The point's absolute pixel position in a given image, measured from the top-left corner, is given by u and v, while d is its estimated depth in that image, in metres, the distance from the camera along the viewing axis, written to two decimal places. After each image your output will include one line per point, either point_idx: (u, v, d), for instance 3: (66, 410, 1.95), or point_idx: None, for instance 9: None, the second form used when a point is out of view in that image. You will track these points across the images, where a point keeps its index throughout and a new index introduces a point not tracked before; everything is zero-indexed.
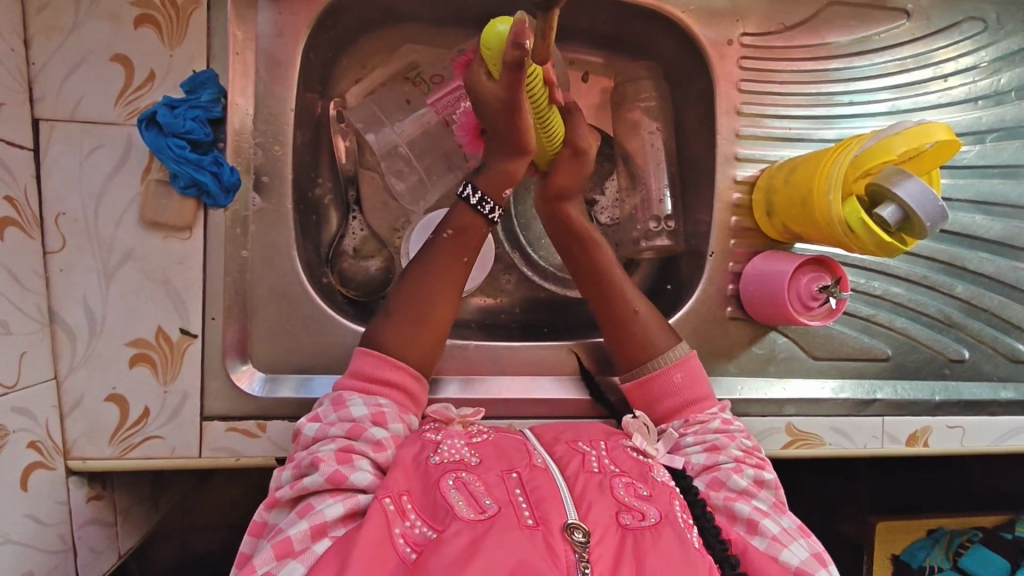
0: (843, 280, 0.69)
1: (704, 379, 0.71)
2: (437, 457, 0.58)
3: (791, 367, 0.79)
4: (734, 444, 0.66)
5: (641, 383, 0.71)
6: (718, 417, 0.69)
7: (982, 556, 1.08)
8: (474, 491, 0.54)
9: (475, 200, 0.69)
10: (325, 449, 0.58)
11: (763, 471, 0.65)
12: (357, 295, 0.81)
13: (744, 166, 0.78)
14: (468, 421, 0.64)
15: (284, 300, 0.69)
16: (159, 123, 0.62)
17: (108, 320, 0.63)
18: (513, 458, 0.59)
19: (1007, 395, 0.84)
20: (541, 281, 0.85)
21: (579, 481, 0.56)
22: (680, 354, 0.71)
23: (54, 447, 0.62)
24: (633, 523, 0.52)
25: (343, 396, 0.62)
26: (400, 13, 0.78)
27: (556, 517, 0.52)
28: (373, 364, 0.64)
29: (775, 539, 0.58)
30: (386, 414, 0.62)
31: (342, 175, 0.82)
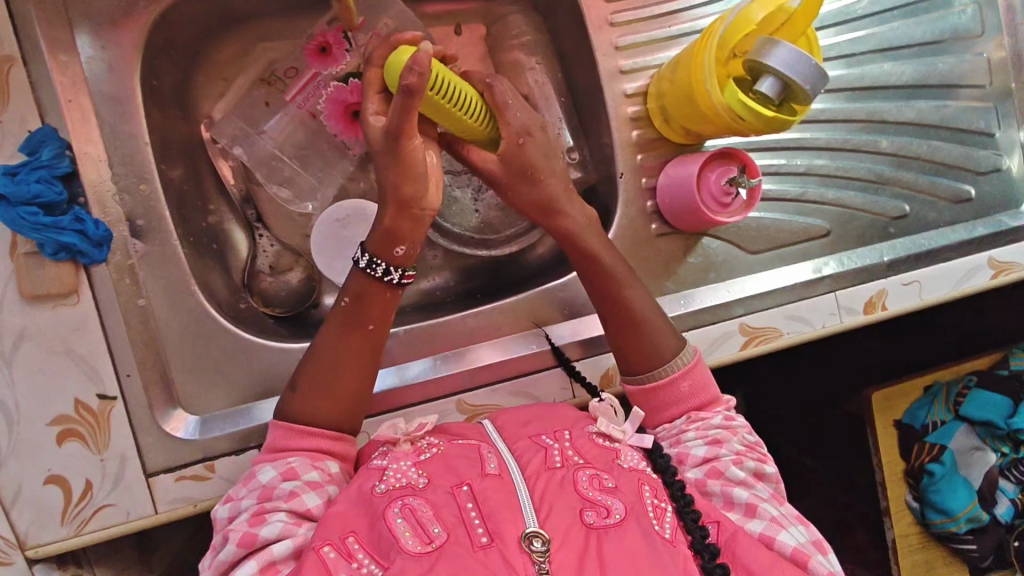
0: (751, 167, 0.66)
1: (711, 383, 0.68)
2: (382, 485, 0.56)
3: (731, 268, 0.77)
4: (736, 440, 0.64)
5: (648, 390, 0.68)
6: (721, 413, 0.66)
7: (981, 399, 1.07)
8: (421, 519, 0.52)
9: (364, 262, 0.65)
10: (237, 519, 0.56)
11: (765, 466, 0.62)
12: (283, 312, 0.79)
13: (632, 78, 0.74)
14: (415, 437, 0.64)
15: (199, 337, 0.67)
16: (5, 195, 0.59)
17: (22, 405, 0.61)
18: (462, 469, 0.57)
19: (959, 237, 0.81)
20: (461, 248, 0.82)
21: (540, 481, 0.55)
22: (687, 361, 0.67)
23: (7, 541, 0.61)
24: (597, 521, 0.52)
25: (253, 469, 0.60)
26: (239, 13, 0.74)
27: (510, 528, 0.51)
28: (286, 436, 0.61)
29: (774, 521, 0.56)
30: (296, 468, 0.59)
31: (236, 196, 0.79)
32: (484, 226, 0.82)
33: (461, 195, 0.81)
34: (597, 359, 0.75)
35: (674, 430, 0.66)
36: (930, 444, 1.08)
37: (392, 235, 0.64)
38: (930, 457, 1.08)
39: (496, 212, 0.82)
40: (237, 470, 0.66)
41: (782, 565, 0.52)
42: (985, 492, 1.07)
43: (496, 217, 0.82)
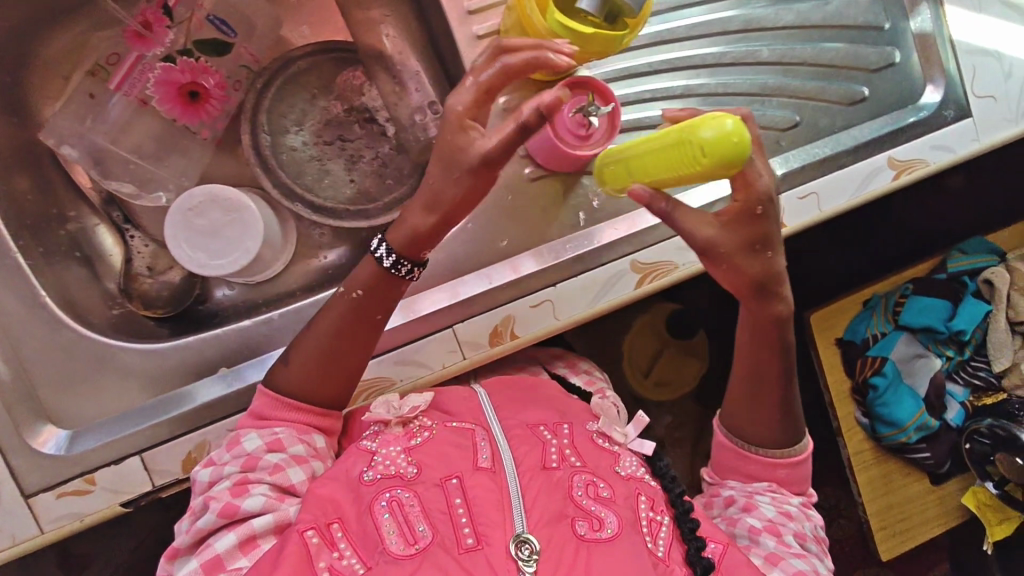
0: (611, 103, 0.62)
1: (804, 475, 0.73)
2: (370, 474, 0.60)
3: (616, 205, 0.73)
4: (807, 526, 0.69)
5: (747, 454, 0.72)
6: (800, 500, 0.72)
7: (920, 304, 1.05)
8: (409, 516, 0.57)
9: (389, 262, 0.62)
10: (219, 487, 0.59)
11: (822, 555, 0.68)
12: (168, 311, 0.77)
13: (481, 19, 0.70)
14: (406, 419, 0.66)
15: (60, 349, 0.66)
16: None
17: None
18: (454, 462, 0.61)
19: (856, 140, 0.76)
20: (331, 219, 0.77)
21: (533, 481, 0.60)
22: (795, 454, 0.71)
23: None
24: (588, 533, 0.56)
25: (238, 435, 0.62)
26: (58, 5, 0.70)
27: (499, 535, 0.55)
28: (275, 409, 0.64)
29: (812, 573, 0.63)
30: (282, 440, 0.62)
31: (99, 199, 0.77)
32: (360, 196, 0.79)
33: (333, 167, 0.78)
34: (488, 318, 0.71)
35: (750, 489, 0.71)
36: (872, 357, 1.06)
37: (426, 239, 0.61)
38: (873, 369, 1.05)
39: (373, 179, 0.79)
40: (121, 478, 0.65)
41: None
42: (933, 399, 1.06)
43: (372, 185, 0.79)
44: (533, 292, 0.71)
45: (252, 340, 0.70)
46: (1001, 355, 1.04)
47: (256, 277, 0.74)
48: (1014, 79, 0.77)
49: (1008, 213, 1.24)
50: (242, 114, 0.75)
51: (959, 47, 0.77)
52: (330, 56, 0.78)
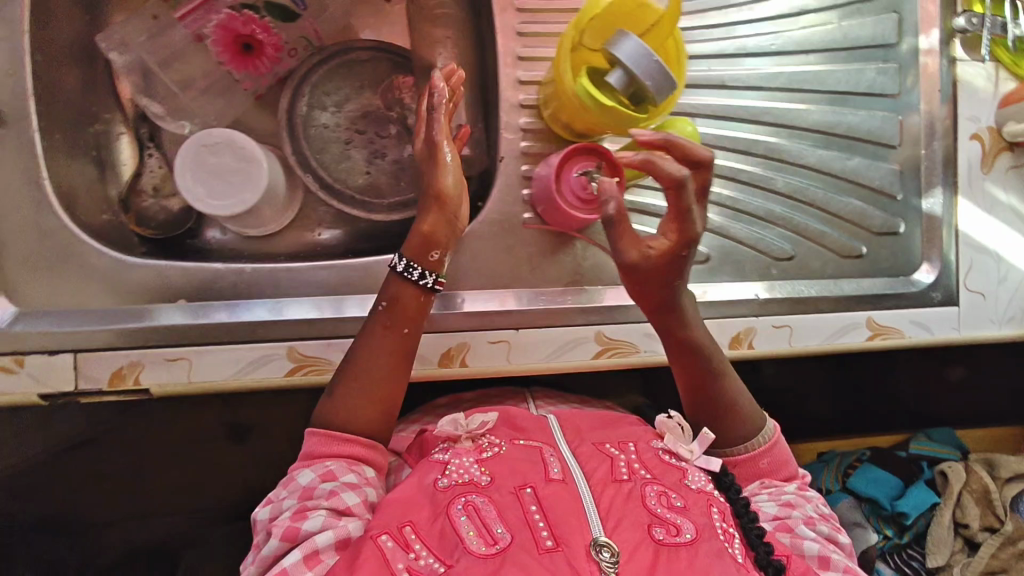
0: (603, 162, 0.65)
1: (789, 461, 0.71)
2: (445, 481, 0.60)
3: (598, 274, 0.76)
4: (809, 504, 0.66)
5: (724, 461, 0.71)
6: (794, 484, 0.69)
7: (869, 472, 1.04)
8: (485, 519, 0.55)
9: (401, 266, 0.67)
10: (281, 517, 0.59)
11: (838, 536, 0.64)
12: (155, 234, 0.79)
13: (528, 67, 0.74)
14: (476, 435, 0.66)
15: (39, 232, 0.67)
16: None
17: None
18: (527, 472, 0.60)
19: (840, 291, 0.78)
20: (340, 205, 0.80)
21: (605, 494, 0.58)
22: (767, 439, 0.70)
23: None
24: (666, 537, 0.54)
25: (292, 473, 0.63)
26: None
27: (578, 536, 0.53)
28: (322, 443, 0.63)
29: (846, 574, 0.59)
30: (335, 471, 0.61)
31: (133, 112, 0.80)
32: (371, 188, 0.82)
33: (355, 154, 0.81)
34: (445, 337, 0.71)
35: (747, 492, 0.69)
36: None
37: (429, 240, 0.68)
38: None
39: (388, 177, 0.82)
40: (47, 370, 0.65)
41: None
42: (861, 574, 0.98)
43: (385, 182, 0.82)
44: (494, 327, 0.72)
45: (216, 282, 0.71)
46: (938, 551, 0.99)
47: (249, 232, 0.76)
48: (1006, 285, 0.79)
49: (984, 416, 1.24)
50: (289, 79, 0.79)
51: (962, 239, 0.79)
52: (389, 58, 0.82)
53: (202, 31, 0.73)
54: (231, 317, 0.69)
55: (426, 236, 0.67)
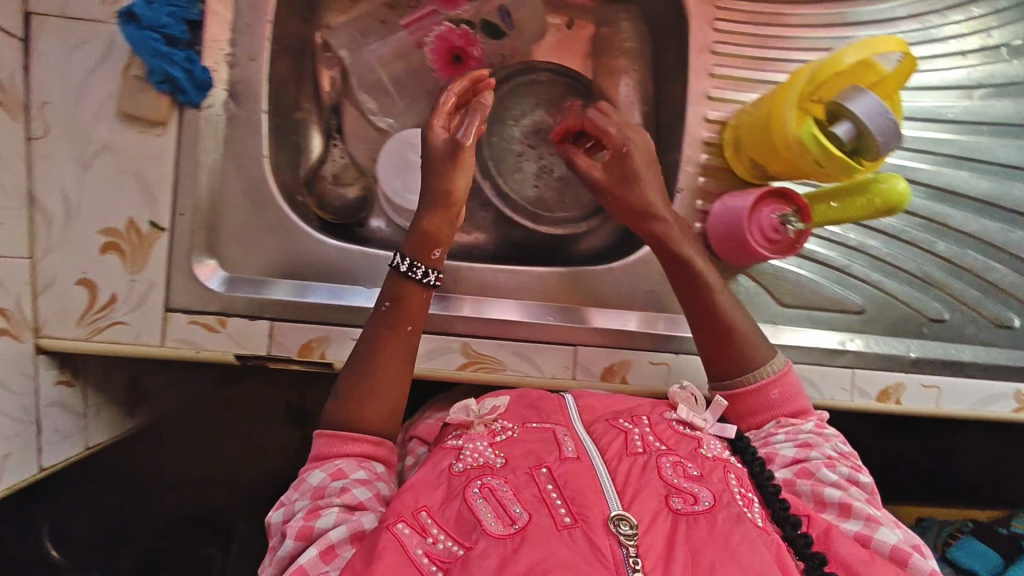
0: (803, 208, 0.67)
1: (799, 394, 0.70)
2: (460, 464, 0.60)
3: (756, 311, 0.78)
4: (829, 445, 0.66)
5: (730, 394, 0.70)
6: (813, 422, 0.69)
7: (967, 544, 1.01)
8: (501, 498, 0.55)
9: (406, 266, 0.67)
10: (294, 517, 0.58)
11: (857, 473, 0.64)
12: (333, 219, 0.84)
13: (717, 106, 0.76)
14: (488, 420, 0.66)
15: (253, 206, 0.72)
16: (137, 17, 0.65)
17: (85, 207, 0.67)
18: (541, 451, 0.60)
19: (992, 360, 0.79)
20: (513, 214, 0.83)
21: (621, 466, 0.58)
22: (776, 369, 0.70)
23: (24, 322, 0.65)
24: (684, 507, 0.54)
25: (301, 476, 0.61)
26: None
27: (597, 509, 0.52)
28: (323, 445, 0.62)
29: (870, 519, 0.58)
30: (344, 468, 0.60)
31: (326, 103, 0.85)
32: (540, 201, 0.84)
33: (528, 167, 0.84)
34: (610, 352, 0.74)
35: (763, 434, 0.69)
36: None
37: (430, 237, 0.68)
38: None
39: (554, 193, 0.85)
40: (245, 332, 0.69)
41: (878, 560, 0.54)
42: None
43: (552, 198, 0.85)
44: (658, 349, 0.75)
45: (399, 272, 0.75)
46: None
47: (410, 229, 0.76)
48: None
49: None
50: None
51: None
52: (569, 81, 0.85)
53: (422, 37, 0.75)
54: (376, 302, 0.72)
55: (427, 234, 0.68)
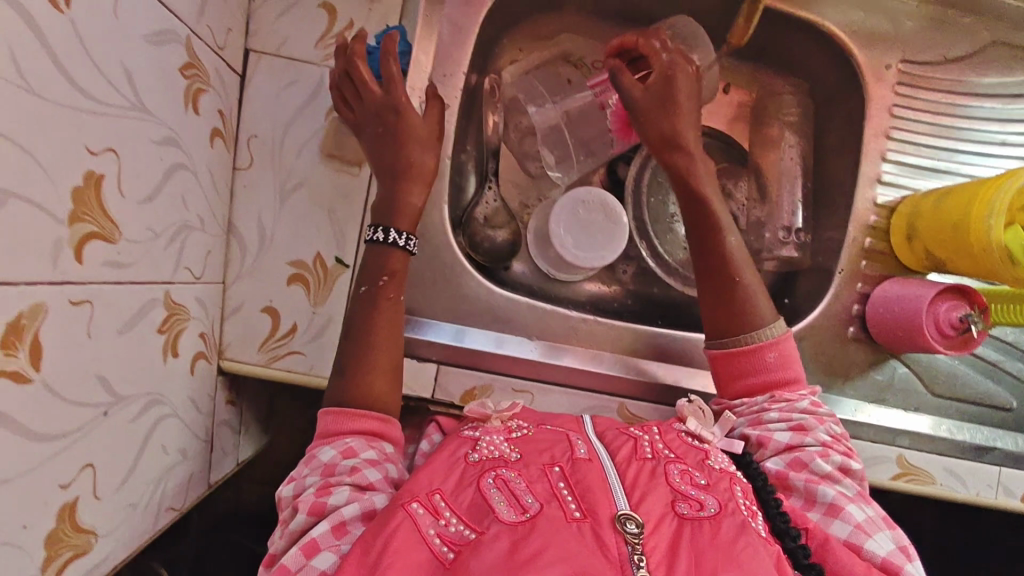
0: (986, 309, 0.67)
1: (797, 362, 0.69)
2: (475, 455, 0.59)
3: (907, 398, 0.78)
4: (822, 428, 0.64)
5: (727, 353, 0.69)
6: (805, 398, 0.67)
7: None
8: (515, 489, 0.54)
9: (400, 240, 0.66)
10: (303, 494, 0.57)
11: (850, 461, 0.63)
12: (481, 261, 0.83)
13: (885, 191, 0.76)
14: (508, 416, 0.66)
15: (428, 248, 0.73)
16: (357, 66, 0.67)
17: (277, 237, 0.69)
18: (556, 450, 0.59)
19: None
20: (664, 273, 0.83)
21: (630, 470, 0.57)
22: (774, 332, 0.68)
23: (214, 344, 0.68)
24: (689, 512, 0.52)
25: (311, 453, 0.61)
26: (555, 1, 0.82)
27: (604, 508, 0.51)
28: (332, 424, 0.62)
29: (858, 527, 0.56)
30: (354, 448, 0.60)
31: (486, 148, 0.84)
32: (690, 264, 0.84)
33: (681, 230, 0.85)
34: None
35: (756, 409, 0.67)
36: None
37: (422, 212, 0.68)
38: None
39: None
40: (413, 373, 0.71)
41: (869, 568, 0.52)
42: None
43: None
44: None
45: (563, 326, 0.75)
46: None
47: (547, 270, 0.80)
48: None
49: None
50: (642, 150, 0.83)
51: None
52: (722, 145, 0.88)
53: (607, 100, 0.75)
54: (496, 347, 0.73)
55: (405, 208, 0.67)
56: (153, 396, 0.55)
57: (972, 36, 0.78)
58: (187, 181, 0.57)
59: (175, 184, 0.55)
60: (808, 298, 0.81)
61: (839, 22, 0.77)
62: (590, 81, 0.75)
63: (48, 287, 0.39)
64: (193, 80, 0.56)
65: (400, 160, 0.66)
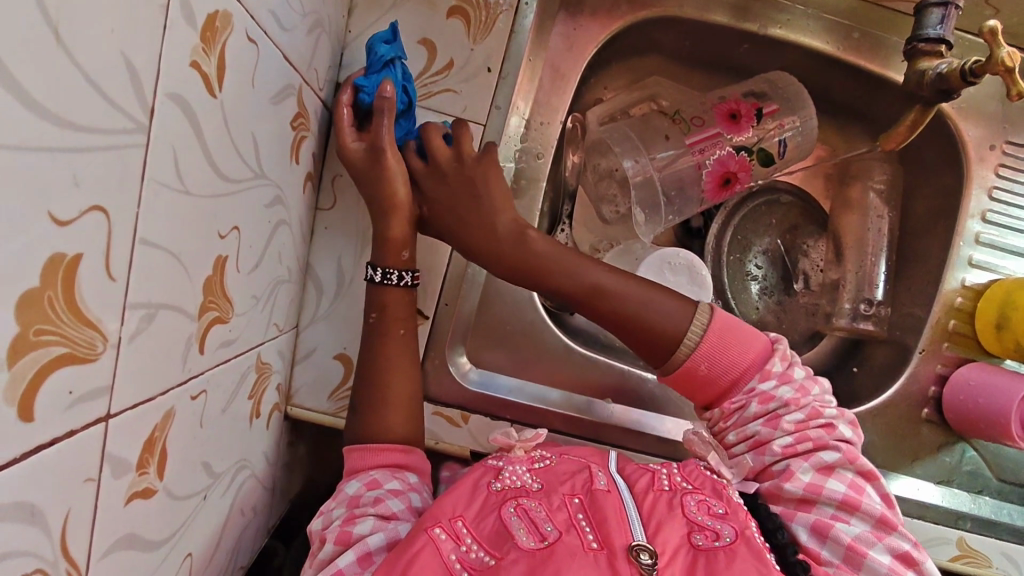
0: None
1: (729, 353, 0.60)
2: (497, 484, 0.55)
3: (974, 482, 0.77)
4: (780, 433, 0.57)
5: (668, 378, 0.62)
6: (755, 395, 0.59)
7: None
8: (535, 517, 0.50)
9: (382, 276, 0.62)
10: (330, 526, 0.54)
11: (823, 453, 0.57)
12: (550, 306, 0.79)
13: (975, 273, 0.75)
14: (529, 446, 0.61)
15: (510, 301, 0.72)
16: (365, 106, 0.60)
17: (357, 281, 0.66)
18: (576, 480, 0.56)
19: None
20: None
21: (648, 499, 0.54)
22: (690, 336, 0.60)
23: (284, 392, 0.64)
24: (705, 543, 0.49)
25: (338, 488, 0.58)
26: (650, 46, 0.79)
27: (620, 537, 0.48)
28: (358, 456, 0.59)
29: (841, 570, 0.51)
30: (378, 479, 0.57)
31: (563, 188, 0.79)
32: (762, 325, 0.83)
33: (754, 291, 0.84)
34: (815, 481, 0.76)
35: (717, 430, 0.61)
36: None
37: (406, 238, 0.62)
38: None
39: (773, 317, 0.83)
40: (485, 430, 0.68)
41: None
42: None
43: (772, 322, 0.83)
44: None
45: (641, 391, 0.74)
46: None
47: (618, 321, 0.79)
48: None
49: None
50: (722, 207, 0.83)
51: None
52: (801, 204, 0.86)
53: (708, 160, 0.73)
54: (514, 392, 0.71)
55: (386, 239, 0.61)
56: (240, 463, 0.52)
57: None
58: (283, 236, 0.53)
59: (275, 241, 0.51)
60: (878, 368, 0.80)
61: None
62: (688, 138, 0.73)
63: (175, 391, 0.35)
64: (300, 129, 0.52)
65: (380, 192, 0.60)
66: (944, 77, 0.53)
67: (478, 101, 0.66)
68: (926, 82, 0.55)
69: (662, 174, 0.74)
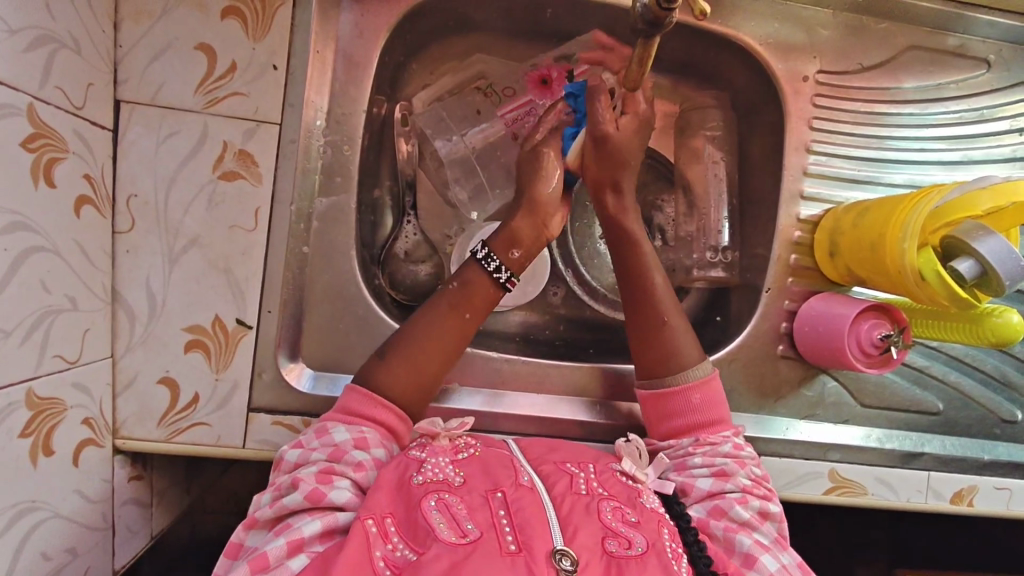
0: (907, 328, 0.67)
1: (722, 404, 0.67)
2: (419, 477, 0.54)
3: (839, 411, 0.77)
4: (743, 473, 0.62)
5: (656, 394, 0.68)
6: (730, 441, 0.65)
7: None
8: (456, 514, 0.51)
9: (481, 255, 0.67)
10: (306, 471, 0.56)
11: (770, 503, 0.61)
12: (405, 299, 0.77)
13: (808, 205, 0.76)
14: (454, 435, 0.61)
15: (339, 299, 0.70)
16: None
17: (169, 303, 0.63)
18: (499, 476, 0.56)
19: None
20: (591, 300, 0.85)
21: (566, 502, 0.53)
22: (700, 375, 0.67)
23: (105, 425, 0.62)
24: (618, 551, 0.49)
25: (326, 424, 0.60)
26: (462, 23, 0.77)
27: (541, 543, 0.48)
28: (360, 403, 0.61)
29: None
30: (369, 439, 0.59)
31: (402, 178, 0.80)
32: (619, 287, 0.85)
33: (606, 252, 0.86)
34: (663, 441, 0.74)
35: (680, 452, 0.65)
36: None
37: (514, 236, 0.67)
38: None
39: None
40: None
41: None
42: None
43: None
44: None
45: (486, 370, 0.74)
46: None
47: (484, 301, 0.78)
48: None
49: None
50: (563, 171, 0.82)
51: None
52: (648, 162, 0.85)
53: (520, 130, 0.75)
54: None
55: (512, 235, 0.67)
56: (25, 505, 0.51)
57: (888, 42, 0.77)
58: (46, 264, 0.52)
59: (32, 268, 0.50)
60: (739, 313, 0.80)
61: (756, 34, 0.74)
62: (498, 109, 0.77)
63: None
64: (45, 151, 0.51)
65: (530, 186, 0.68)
66: (646, 8, 0.49)
67: (270, 100, 0.64)
68: (637, 16, 0.50)
69: (476, 149, 0.78)
